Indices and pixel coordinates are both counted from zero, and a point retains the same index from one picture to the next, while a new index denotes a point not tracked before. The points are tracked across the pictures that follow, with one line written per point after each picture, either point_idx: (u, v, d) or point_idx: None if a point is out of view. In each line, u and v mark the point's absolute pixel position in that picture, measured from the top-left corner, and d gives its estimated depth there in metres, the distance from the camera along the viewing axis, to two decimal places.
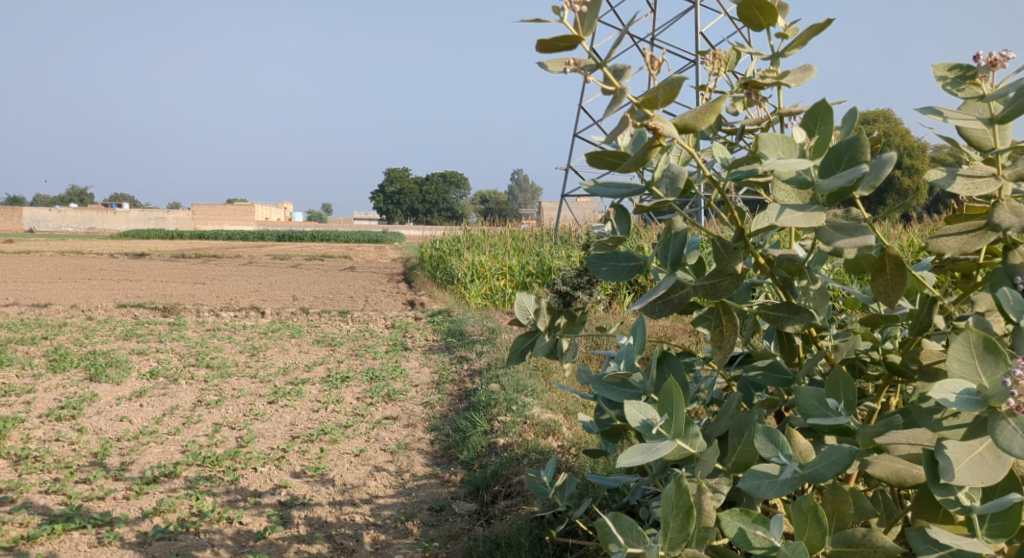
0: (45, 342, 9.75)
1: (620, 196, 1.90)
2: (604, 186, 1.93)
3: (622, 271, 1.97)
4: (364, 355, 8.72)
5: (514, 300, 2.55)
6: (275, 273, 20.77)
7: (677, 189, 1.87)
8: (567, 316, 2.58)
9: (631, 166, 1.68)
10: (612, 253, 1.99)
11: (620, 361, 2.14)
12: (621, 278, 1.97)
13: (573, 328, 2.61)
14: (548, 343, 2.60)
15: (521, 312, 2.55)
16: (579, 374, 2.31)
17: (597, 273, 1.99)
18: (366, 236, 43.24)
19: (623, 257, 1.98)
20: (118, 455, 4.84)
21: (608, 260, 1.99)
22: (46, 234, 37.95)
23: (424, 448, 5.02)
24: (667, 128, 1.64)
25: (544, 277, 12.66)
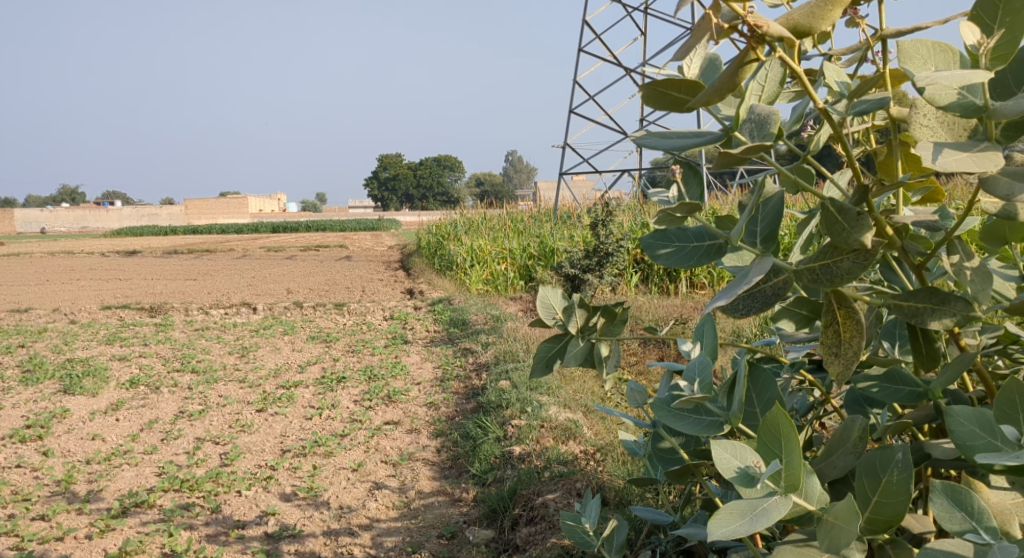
0: (21, 351, 9.23)
1: (685, 145, 1.27)
2: (662, 134, 1.30)
3: (690, 254, 1.35)
4: (362, 351, 8.18)
5: (536, 295, 2.03)
6: (267, 266, 20.23)
7: (771, 134, 1.27)
8: (603, 312, 2.01)
9: (712, 94, 1.11)
10: (677, 229, 1.36)
11: (693, 380, 1.51)
12: (691, 265, 1.35)
13: (614, 330, 2.04)
14: (581, 349, 2.04)
15: (544, 310, 2.02)
16: (634, 394, 1.75)
17: (656, 258, 1.38)
18: (361, 224, 42.61)
19: (693, 235, 1.35)
20: (85, 482, 4.33)
21: (673, 236, 1.36)
22: (36, 236, 37.35)
23: (430, 459, 4.48)
24: (773, 27, 1.09)
25: (547, 259, 12.09)
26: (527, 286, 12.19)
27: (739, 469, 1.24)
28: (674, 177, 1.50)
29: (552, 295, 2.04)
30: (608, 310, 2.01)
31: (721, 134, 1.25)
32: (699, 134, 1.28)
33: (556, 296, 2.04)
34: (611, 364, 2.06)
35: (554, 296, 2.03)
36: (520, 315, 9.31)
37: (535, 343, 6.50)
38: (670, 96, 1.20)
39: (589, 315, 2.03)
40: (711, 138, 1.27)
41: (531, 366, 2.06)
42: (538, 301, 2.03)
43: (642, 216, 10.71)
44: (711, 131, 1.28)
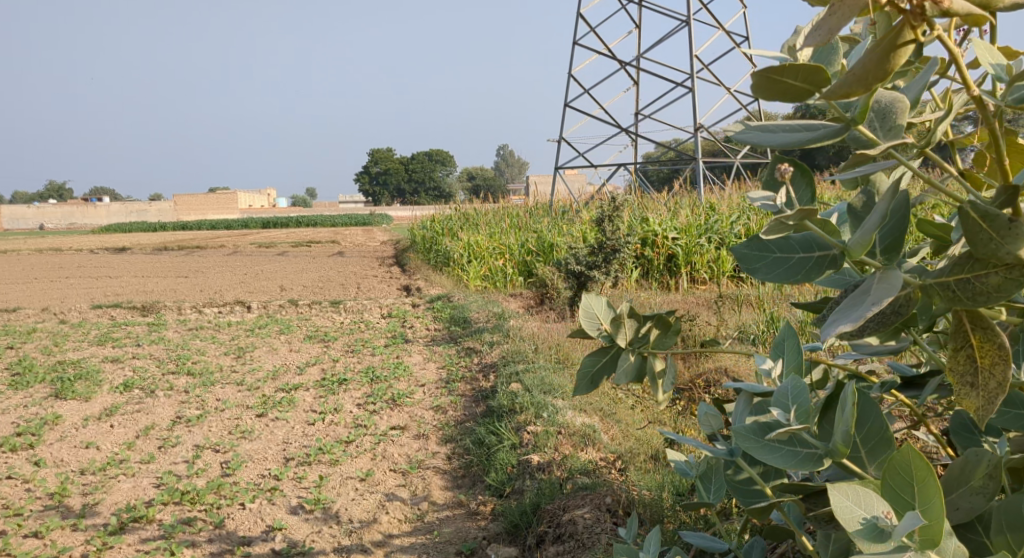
0: (10, 353, 9.03)
1: (794, 143, 1.15)
2: (763, 128, 1.18)
3: (792, 267, 1.29)
4: (362, 351, 7.97)
5: (579, 304, 1.84)
6: (261, 262, 20.00)
7: (899, 127, 1.14)
8: (656, 321, 1.83)
9: (856, 81, 1.01)
10: (780, 239, 1.31)
11: (785, 408, 1.30)
12: (794, 280, 1.29)
13: (666, 341, 1.86)
14: (631, 363, 1.85)
15: (587, 321, 1.83)
16: (707, 419, 1.64)
17: (753, 272, 1.31)
18: (353, 219, 42.26)
19: (799, 245, 1.29)
20: (80, 495, 4.14)
21: (772, 245, 1.31)
22: (25, 233, 37.01)
23: (442, 467, 4.29)
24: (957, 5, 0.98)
25: (546, 255, 11.89)
26: (526, 281, 11.99)
27: (865, 519, 1.06)
28: (781, 179, 1.41)
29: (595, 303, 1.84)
30: (662, 320, 1.83)
31: (842, 127, 1.12)
32: (812, 129, 1.15)
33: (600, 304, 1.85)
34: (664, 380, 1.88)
35: (599, 304, 1.84)
36: (523, 312, 9.13)
37: (542, 341, 6.31)
38: (785, 85, 1.07)
39: (640, 325, 1.84)
40: (829, 131, 1.14)
41: (575, 384, 1.87)
42: (580, 311, 1.84)
43: (642, 208, 10.51)
44: (828, 126, 1.14)
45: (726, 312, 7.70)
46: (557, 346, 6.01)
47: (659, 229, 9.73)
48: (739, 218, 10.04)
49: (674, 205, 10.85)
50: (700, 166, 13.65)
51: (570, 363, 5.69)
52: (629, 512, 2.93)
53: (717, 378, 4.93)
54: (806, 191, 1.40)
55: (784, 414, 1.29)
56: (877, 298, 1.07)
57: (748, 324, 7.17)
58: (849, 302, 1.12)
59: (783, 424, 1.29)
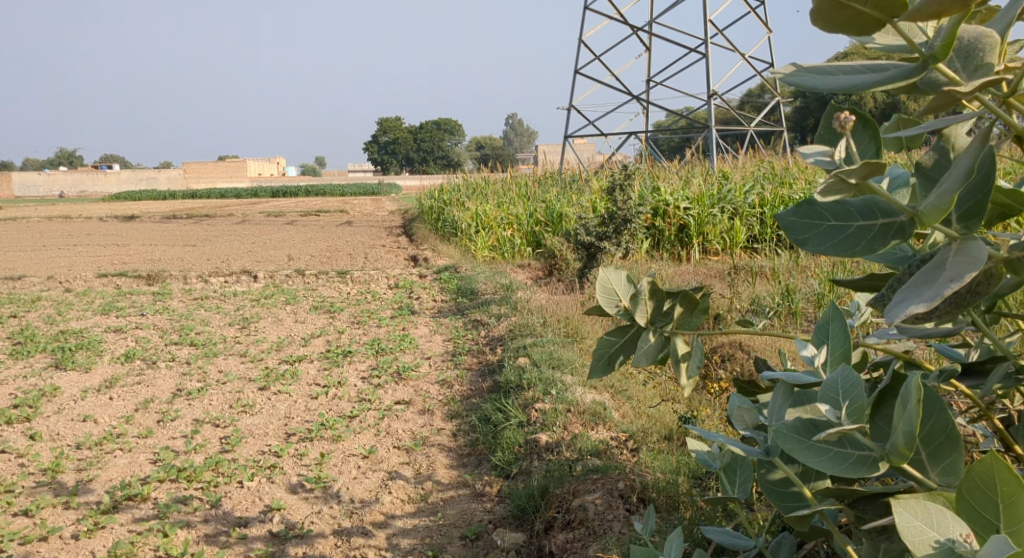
0: (13, 322, 8.94)
1: (856, 84, 1.15)
2: (820, 71, 1.19)
3: (850, 237, 1.21)
4: (367, 322, 7.82)
5: (595, 279, 1.67)
6: (268, 231, 19.81)
7: (986, 64, 1.14)
8: (680, 298, 1.66)
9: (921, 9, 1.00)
10: (834, 206, 1.22)
11: (839, 405, 1.13)
12: (853, 251, 1.22)
13: (690, 320, 1.70)
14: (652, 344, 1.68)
15: (605, 297, 1.66)
16: (739, 414, 1.52)
17: (803, 243, 1.23)
18: (362, 189, 41.93)
19: (857, 211, 1.22)
20: (74, 471, 4.02)
21: (827, 212, 1.22)
22: (35, 200, 36.95)
23: (447, 444, 4.14)
24: None
25: (554, 225, 11.69)
26: (534, 252, 11.80)
27: (938, 543, 0.97)
28: (842, 130, 1.29)
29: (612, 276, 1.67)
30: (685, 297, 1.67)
31: (916, 67, 1.13)
32: (878, 71, 1.17)
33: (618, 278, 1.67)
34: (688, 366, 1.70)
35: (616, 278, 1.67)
36: (531, 283, 8.95)
37: (552, 313, 6.14)
38: (849, 12, 1.06)
39: (662, 302, 1.67)
40: (900, 72, 1.15)
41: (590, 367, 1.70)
42: (597, 286, 1.67)
43: (654, 177, 10.27)
44: (899, 67, 1.15)
45: (740, 283, 7.51)
46: (567, 319, 5.84)
47: (671, 198, 9.50)
48: (753, 187, 9.78)
49: (687, 174, 10.60)
50: (713, 134, 13.36)
51: (581, 337, 5.52)
52: (642, 498, 2.77)
53: (733, 352, 4.76)
54: (869, 142, 1.35)
55: (834, 412, 1.13)
56: (954, 275, 0.99)
57: (764, 296, 6.98)
58: (917, 279, 1.05)
59: (832, 424, 1.12)
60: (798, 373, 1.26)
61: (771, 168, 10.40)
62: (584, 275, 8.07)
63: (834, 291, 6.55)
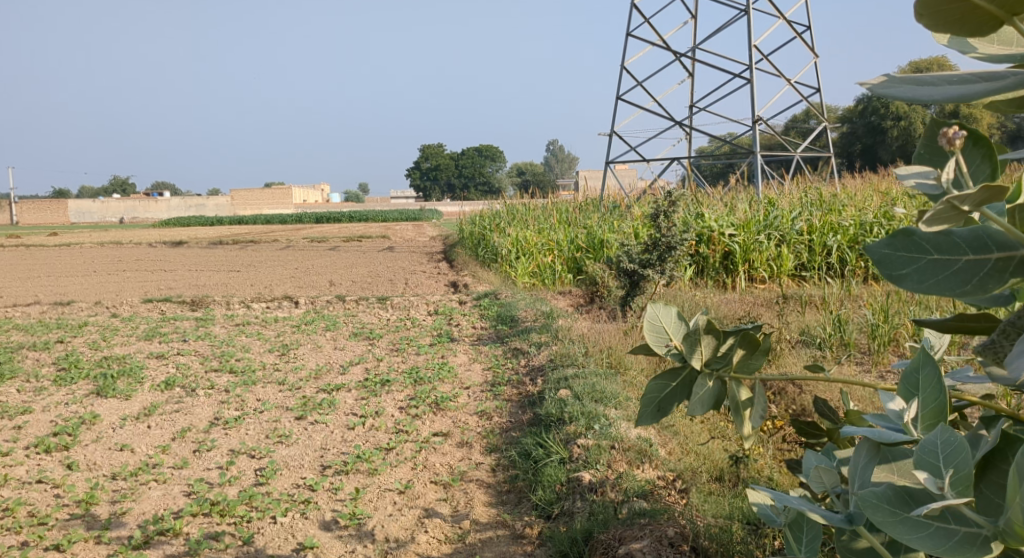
0: (59, 348, 9.03)
1: (967, 92, 1.11)
2: (922, 81, 1.12)
3: (957, 274, 1.12)
4: (407, 350, 7.74)
5: (643, 320, 1.54)
6: (311, 257, 19.94)
7: None
8: (737, 342, 1.52)
9: None
10: (937, 237, 1.12)
11: (943, 476, 1.06)
12: (961, 289, 1.12)
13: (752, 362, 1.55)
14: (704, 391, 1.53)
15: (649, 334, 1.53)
16: (817, 473, 1.42)
17: (901, 278, 1.13)
18: (403, 214, 42.21)
19: (965, 244, 1.12)
20: (108, 504, 3.96)
21: (927, 243, 1.12)
22: (88, 226, 37.86)
23: (485, 480, 4.01)
24: None
25: (596, 251, 11.57)
26: (574, 279, 11.68)
27: None
28: (950, 148, 1.16)
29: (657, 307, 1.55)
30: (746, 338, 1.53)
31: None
32: (990, 80, 1.12)
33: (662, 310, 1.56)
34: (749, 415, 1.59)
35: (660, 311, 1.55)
36: (572, 311, 8.82)
37: (594, 342, 5.99)
38: (963, 5, 1.03)
39: (720, 342, 1.53)
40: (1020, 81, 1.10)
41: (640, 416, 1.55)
42: (644, 324, 1.54)
43: (698, 203, 10.10)
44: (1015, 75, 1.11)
45: (789, 313, 7.30)
46: (609, 349, 5.69)
47: (716, 225, 9.31)
48: (801, 213, 9.55)
49: (731, 201, 10.41)
50: (757, 160, 13.15)
51: (624, 370, 5.36)
52: (694, 547, 2.63)
53: (783, 387, 4.58)
54: (983, 163, 1.28)
55: (934, 481, 1.06)
56: None
57: (813, 328, 6.77)
58: None
59: (936, 496, 1.04)
60: (889, 431, 1.18)
61: (819, 194, 10.16)
62: (627, 303, 7.91)
63: (888, 322, 6.32)
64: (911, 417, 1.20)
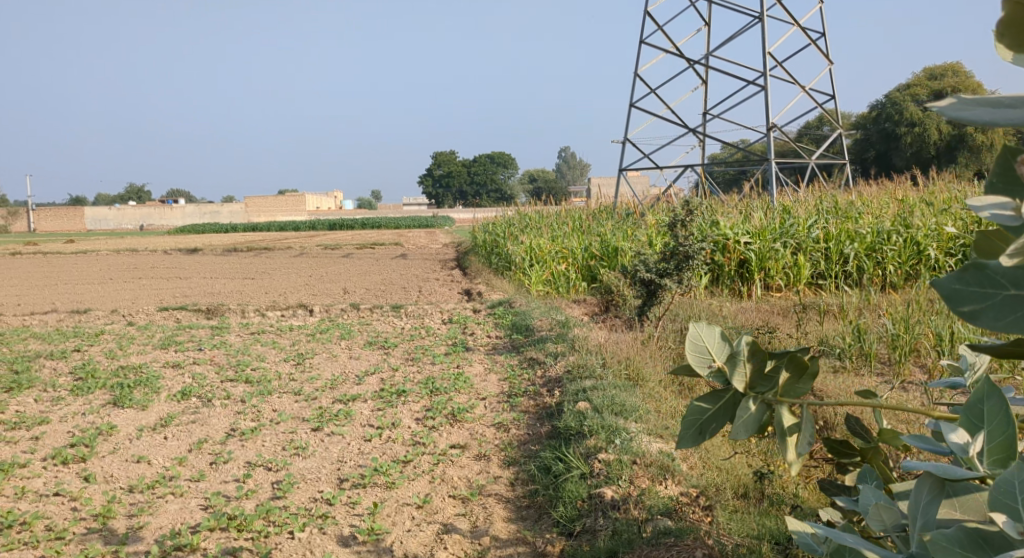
0: (76, 357, 9.06)
1: None
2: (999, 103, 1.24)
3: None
4: (422, 359, 7.70)
5: (689, 338, 1.58)
6: (326, 264, 19.93)
7: None
8: (787, 363, 1.54)
9: None
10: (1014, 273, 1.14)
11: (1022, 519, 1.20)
12: None
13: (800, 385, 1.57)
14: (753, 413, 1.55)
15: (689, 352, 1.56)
16: (877, 512, 1.52)
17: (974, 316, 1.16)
18: (416, 221, 42.20)
19: None
20: (125, 517, 3.94)
21: (1003, 278, 1.15)
22: (105, 234, 38.11)
23: (504, 495, 3.98)
24: None
25: (610, 259, 11.52)
26: (589, 287, 11.63)
27: None
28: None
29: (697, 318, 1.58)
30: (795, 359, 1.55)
31: None
32: None
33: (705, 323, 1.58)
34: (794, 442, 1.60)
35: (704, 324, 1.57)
36: (587, 319, 8.78)
37: (611, 352, 5.94)
38: None
39: (764, 364, 1.55)
40: None
41: (681, 437, 1.57)
42: (687, 343, 1.58)
43: (713, 210, 10.03)
44: None
45: (808, 323, 7.23)
46: (627, 360, 5.65)
47: (732, 232, 9.25)
48: (818, 221, 9.46)
49: (746, 208, 10.33)
50: (772, 167, 13.07)
51: (643, 382, 5.31)
52: None
53: None
54: None
55: (1014, 525, 1.19)
56: None
57: (832, 337, 6.70)
58: None
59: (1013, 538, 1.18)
60: (957, 468, 1.36)
61: (836, 202, 10.09)
62: (644, 312, 7.86)
63: (909, 332, 6.24)
64: (978, 451, 1.41)
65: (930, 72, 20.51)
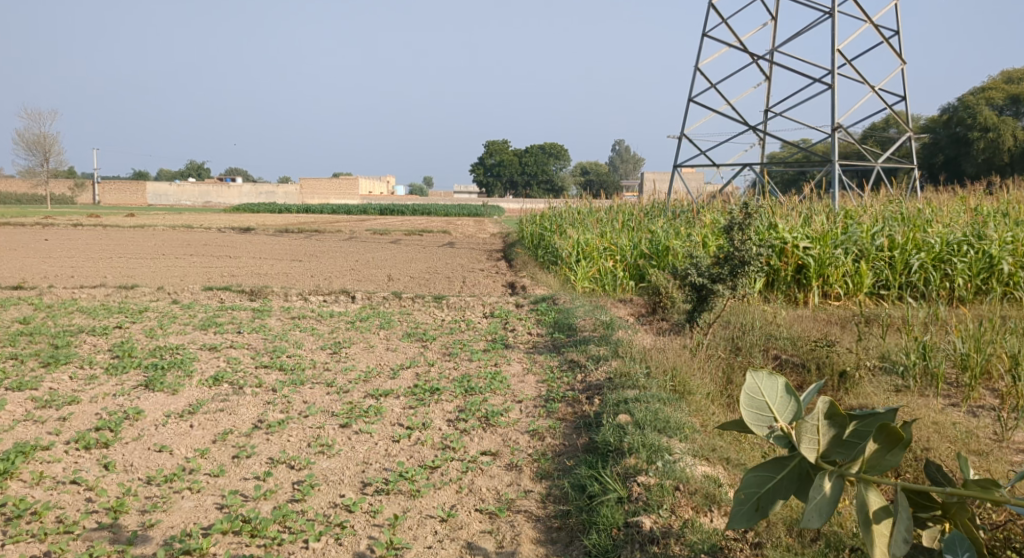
0: (116, 333, 9.00)
1: None
2: None
3: None
4: (460, 355, 7.47)
5: (755, 417, 2.74)
6: (373, 250, 19.76)
7: None
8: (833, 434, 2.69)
9: None
10: None
11: None
12: None
13: (885, 455, 2.67)
14: (830, 481, 2.65)
15: (746, 411, 2.73)
16: None
17: None
18: (464, 209, 41.94)
19: None
20: (137, 513, 3.81)
21: None
22: (160, 209, 38.54)
23: (534, 512, 3.75)
24: None
25: (659, 259, 11.15)
26: (636, 287, 11.25)
27: None
28: None
29: (761, 379, 2.77)
30: (877, 431, 2.67)
31: None
32: None
33: (770, 383, 2.76)
34: (881, 512, 2.63)
35: (769, 383, 2.75)
36: (632, 321, 8.48)
37: (657, 359, 5.64)
38: None
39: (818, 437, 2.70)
40: None
41: (749, 487, 2.73)
42: (757, 417, 2.74)
43: (772, 211, 9.59)
44: None
45: (869, 336, 6.82)
46: (673, 370, 5.34)
47: (790, 236, 8.83)
48: (882, 227, 9.01)
49: (806, 211, 9.89)
50: (835, 170, 12.55)
51: (690, 396, 5.03)
52: None
53: None
54: None
55: None
56: None
57: (894, 353, 6.32)
58: None
59: None
60: None
61: (901, 209, 9.60)
62: (693, 318, 7.52)
63: (980, 352, 5.82)
64: None
65: (1006, 76, 19.87)
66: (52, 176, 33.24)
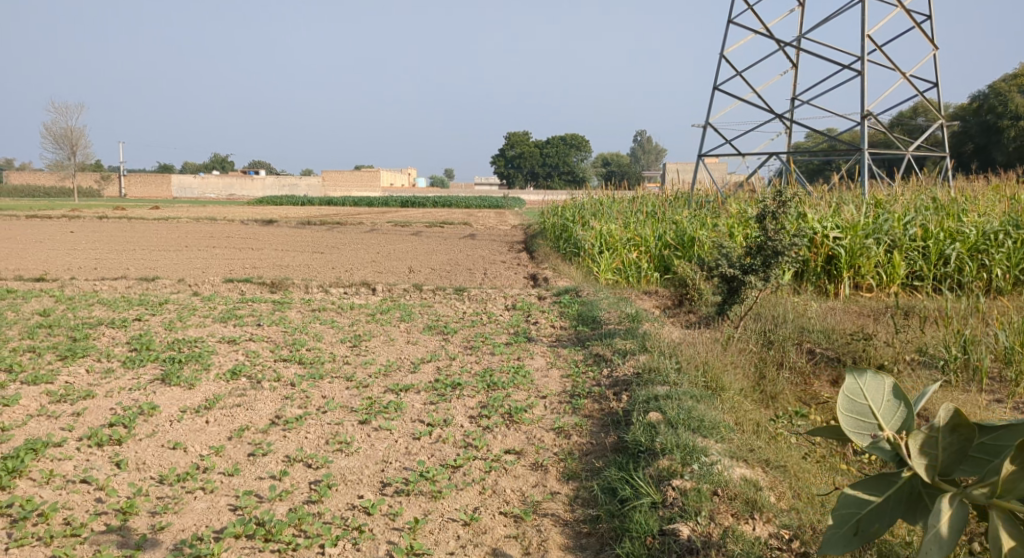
0: (135, 325, 8.90)
1: None
2: None
3: None
4: (482, 348, 7.29)
5: (863, 427, 2.81)
6: (393, 241, 19.60)
7: None
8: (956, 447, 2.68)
9: None
10: None
11: None
12: None
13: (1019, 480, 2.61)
14: (951, 507, 2.59)
15: (847, 416, 2.82)
16: None
17: None
18: (484, 200, 41.72)
19: None
20: (148, 514, 3.68)
21: None
22: (184, 202, 38.60)
23: (563, 516, 3.57)
24: None
25: (685, 249, 10.90)
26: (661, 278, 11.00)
27: None
28: None
29: (868, 384, 2.85)
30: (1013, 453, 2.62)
31: None
32: None
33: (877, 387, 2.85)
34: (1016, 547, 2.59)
35: (875, 387, 2.84)
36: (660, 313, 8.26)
37: (688, 353, 5.43)
38: None
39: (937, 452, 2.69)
40: None
41: (852, 503, 2.76)
42: (863, 427, 2.81)
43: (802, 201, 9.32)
44: None
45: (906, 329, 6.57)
46: (705, 365, 5.13)
47: (820, 226, 8.57)
48: (915, 217, 8.73)
49: (835, 200, 9.62)
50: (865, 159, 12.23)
51: (722, 392, 4.83)
52: None
53: None
54: None
55: None
56: None
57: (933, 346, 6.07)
58: None
59: None
60: None
61: (935, 197, 9.30)
62: (723, 310, 7.31)
63: None
64: None
65: None
66: (77, 168, 33.41)
